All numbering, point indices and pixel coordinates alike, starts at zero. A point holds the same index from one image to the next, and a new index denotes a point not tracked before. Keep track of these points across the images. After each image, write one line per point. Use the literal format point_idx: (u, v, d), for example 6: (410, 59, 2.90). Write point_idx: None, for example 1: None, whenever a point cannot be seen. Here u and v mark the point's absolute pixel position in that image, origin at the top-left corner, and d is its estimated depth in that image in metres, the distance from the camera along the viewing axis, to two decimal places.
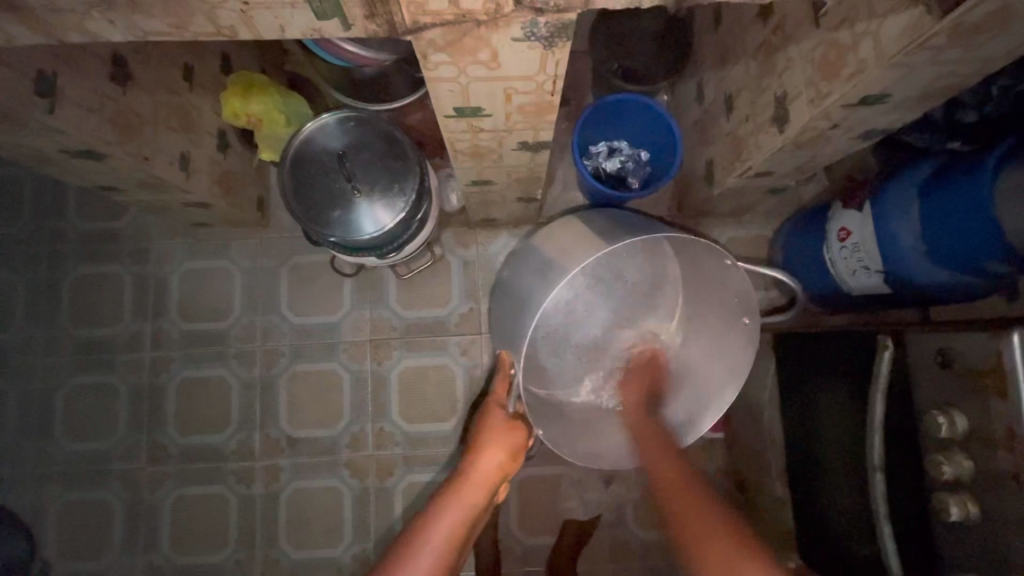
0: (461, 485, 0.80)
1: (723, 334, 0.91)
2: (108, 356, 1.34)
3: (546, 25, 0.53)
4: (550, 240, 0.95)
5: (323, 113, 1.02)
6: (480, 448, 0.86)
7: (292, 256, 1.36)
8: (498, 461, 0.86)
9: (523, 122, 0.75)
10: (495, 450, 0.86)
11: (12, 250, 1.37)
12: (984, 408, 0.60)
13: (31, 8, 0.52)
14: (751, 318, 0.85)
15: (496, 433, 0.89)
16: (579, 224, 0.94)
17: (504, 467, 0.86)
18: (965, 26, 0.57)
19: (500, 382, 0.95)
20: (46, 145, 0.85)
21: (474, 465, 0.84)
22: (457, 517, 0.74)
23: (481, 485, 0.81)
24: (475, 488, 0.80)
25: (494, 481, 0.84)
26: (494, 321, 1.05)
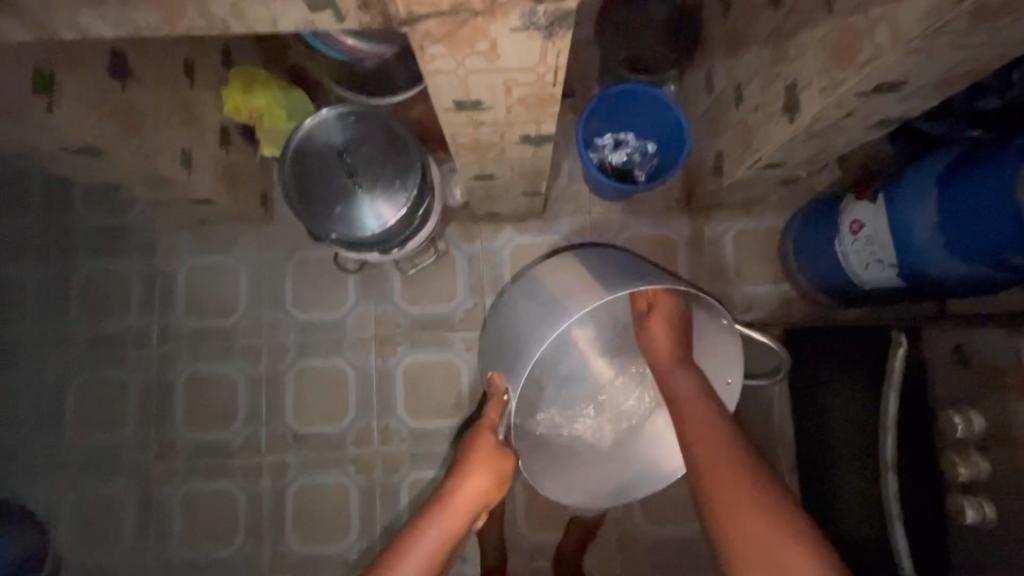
0: (440, 505, 0.80)
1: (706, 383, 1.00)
2: (118, 351, 1.36)
3: (545, 14, 0.51)
4: (553, 272, 0.95)
5: (323, 109, 1.01)
6: (465, 472, 0.83)
7: (296, 252, 1.36)
8: (485, 483, 0.83)
9: (525, 114, 0.73)
10: (481, 475, 0.83)
11: (23, 247, 1.38)
12: (1004, 407, 0.59)
13: (22, 4, 0.52)
14: (737, 375, 0.94)
15: (483, 461, 0.84)
16: (577, 264, 0.95)
17: (488, 490, 0.84)
18: (987, 8, 0.54)
19: (492, 405, 0.91)
20: (48, 142, 0.85)
21: (456, 487, 0.82)
22: (432, 549, 0.76)
23: (461, 512, 0.81)
24: (452, 515, 0.80)
25: (475, 507, 0.83)
26: (486, 344, 1.05)
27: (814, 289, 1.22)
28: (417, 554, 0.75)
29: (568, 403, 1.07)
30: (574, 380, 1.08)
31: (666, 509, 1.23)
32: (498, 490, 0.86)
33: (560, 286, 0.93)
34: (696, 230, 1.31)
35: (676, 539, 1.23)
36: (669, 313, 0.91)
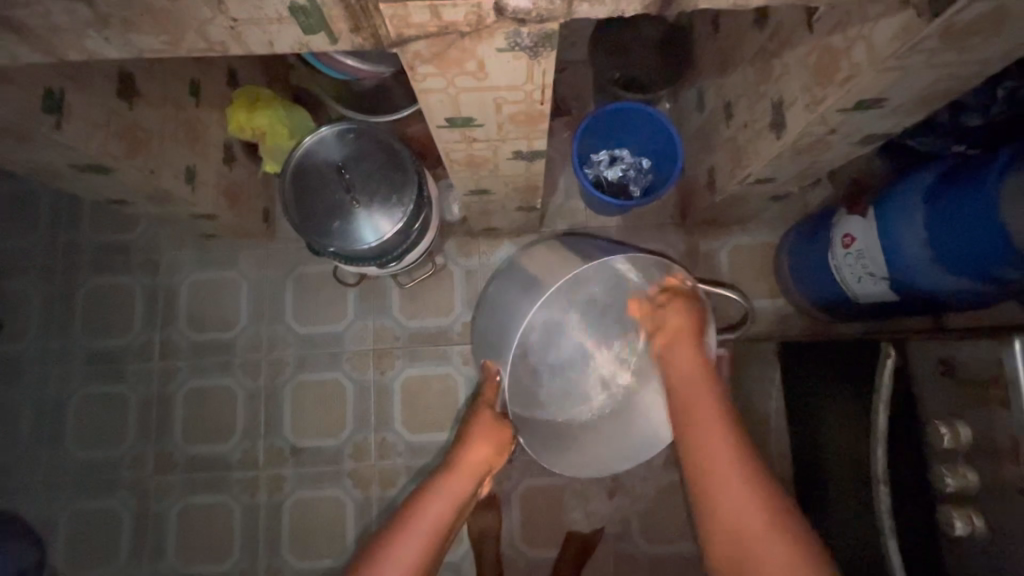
0: (449, 472, 0.88)
1: None
2: (119, 365, 1.37)
3: (529, 35, 0.53)
4: (532, 258, 1.00)
5: (322, 127, 1.04)
6: (472, 445, 0.91)
7: (297, 266, 1.38)
8: (489, 451, 0.92)
9: (516, 131, 0.75)
10: (487, 445, 0.92)
11: (29, 263, 1.41)
12: (990, 418, 0.59)
13: (33, 31, 0.54)
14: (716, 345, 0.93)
15: (488, 435, 0.93)
16: (555, 247, 1.01)
17: (491, 461, 0.92)
18: (957, 28, 0.56)
19: (488, 387, 0.99)
20: (56, 160, 0.88)
21: (463, 458, 0.90)
22: (444, 508, 0.83)
23: (466, 475, 0.88)
24: (460, 477, 0.88)
25: (480, 473, 0.90)
26: (481, 335, 1.08)
27: (809, 303, 1.23)
28: (432, 510, 0.81)
29: (563, 386, 1.07)
30: (555, 361, 1.07)
31: (665, 525, 1.22)
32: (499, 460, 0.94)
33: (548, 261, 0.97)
34: (691, 245, 1.33)
35: (675, 556, 1.21)
36: (683, 303, 0.87)
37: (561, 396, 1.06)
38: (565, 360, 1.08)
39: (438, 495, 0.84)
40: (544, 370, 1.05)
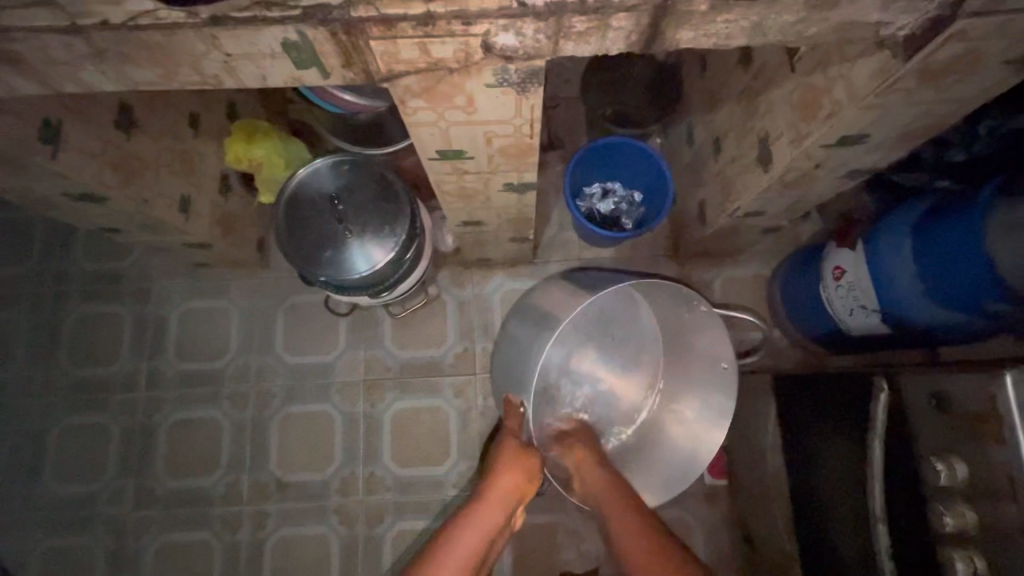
0: (485, 497, 0.83)
1: (705, 378, 0.98)
2: (103, 395, 1.35)
3: (516, 71, 0.55)
4: (543, 294, 1.00)
5: (317, 159, 1.05)
6: (515, 474, 0.85)
7: (289, 296, 1.38)
8: (528, 479, 0.85)
9: (507, 164, 0.76)
10: (527, 474, 0.86)
11: (19, 290, 1.40)
12: (985, 454, 0.58)
13: (30, 64, 0.55)
14: (730, 361, 0.92)
15: (528, 464, 0.86)
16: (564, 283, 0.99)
17: (528, 490, 0.86)
18: (930, 69, 0.58)
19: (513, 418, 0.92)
20: (49, 188, 0.88)
21: (502, 487, 0.83)
22: (476, 539, 0.79)
23: (496, 506, 0.82)
24: (496, 505, 0.82)
25: (510, 505, 0.84)
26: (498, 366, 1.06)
27: (802, 335, 1.23)
28: (464, 544, 0.77)
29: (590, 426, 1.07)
30: (581, 396, 1.08)
31: None
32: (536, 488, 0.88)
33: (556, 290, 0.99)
34: (684, 277, 1.33)
35: None
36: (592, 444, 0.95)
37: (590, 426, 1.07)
38: (589, 397, 1.08)
39: (474, 523, 0.80)
40: (570, 405, 1.07)
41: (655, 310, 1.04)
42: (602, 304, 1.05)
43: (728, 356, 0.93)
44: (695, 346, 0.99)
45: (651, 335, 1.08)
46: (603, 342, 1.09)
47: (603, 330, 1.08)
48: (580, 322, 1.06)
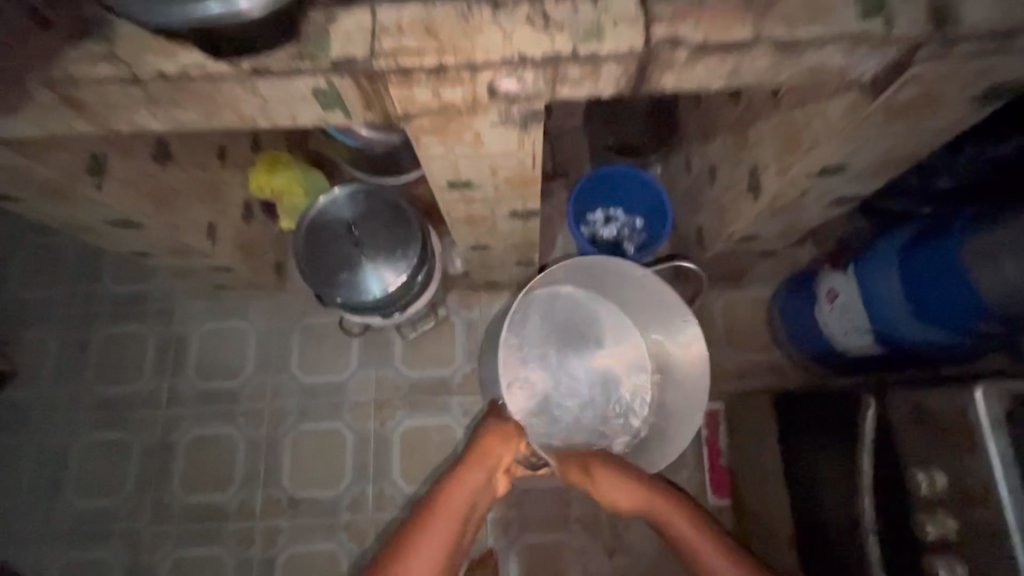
0: (463, 467, 0.88)
1: (674, 332, 1.07)
2: (125, 412, 1.40)
3: (518, 111, 0.61)
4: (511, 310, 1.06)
5: (335, 188, 1.12)
6: (487, 445, 0.91)
7: (305, 317, 1.44)
8: (501, 447, 0.91)
9: (512, 192, 0.82)
10: (500, 442, 0.91)
11: (51, 311, 1.47)
12: (960, 464, 0.61)
13: (91, 109, 0.63)
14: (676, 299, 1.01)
15: (498, 433, 0.92)
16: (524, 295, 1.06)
17: (501, 456, 0.91)
18: (896, 107, 0.64)
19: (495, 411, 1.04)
20: (91, 216, 0.96)
21: (477, 455, 0.90)
22: (463, 497, 0.85)
23: (481, 469, 0.88)
24: (473, 471, 0.88)
25: (493, 469, 0.90)
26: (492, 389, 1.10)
27: (803, 356, 1.25)
28: (446, 516, 0.82)
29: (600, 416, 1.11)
30: (590, 401, 1.12)
31: None
32: (509, 456, 0.93)
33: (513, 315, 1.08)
34: None
35: None
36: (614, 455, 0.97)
37: (609, 414, 1.12)
38: (585, 395, 1.12)
39: (455, 494, 0.84)
40: (584, 412, 1.11)
41: (600, 290, 1.12)
42: (552, 309, 1.12)
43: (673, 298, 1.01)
44: (654, 307, 1.08)
45: (609, 314, 1.14)
46: (579, 342, 1.14)
47: (565, 331, 1.13)
48: (543, 340, 1.12)
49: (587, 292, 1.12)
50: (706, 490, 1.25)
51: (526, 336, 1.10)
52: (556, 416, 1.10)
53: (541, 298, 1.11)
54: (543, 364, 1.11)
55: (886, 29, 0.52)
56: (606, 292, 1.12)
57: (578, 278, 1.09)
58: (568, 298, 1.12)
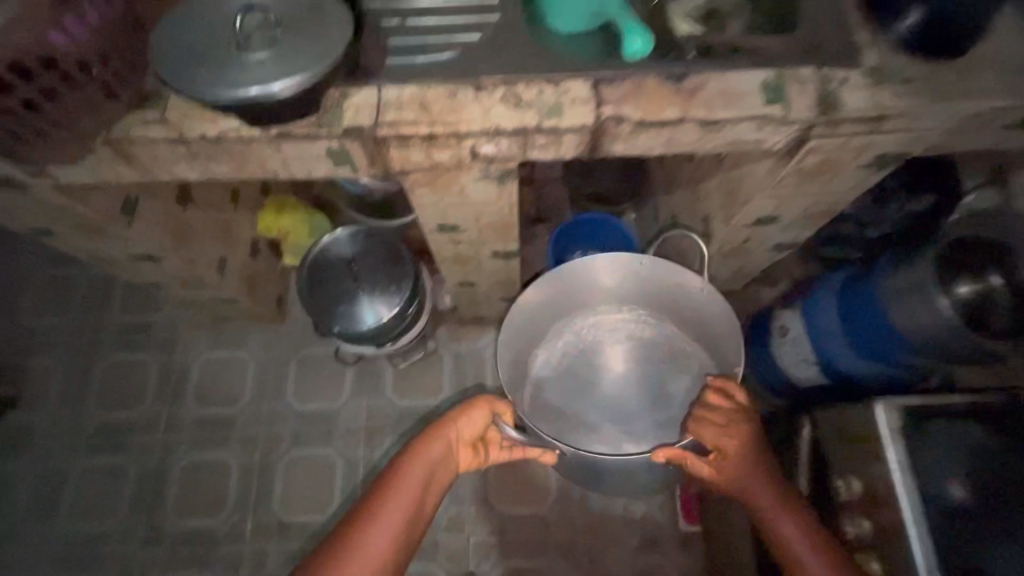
0: (422, 442, 0.87)
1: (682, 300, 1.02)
2: (124, 438, 1.46)
3: (495, 170, 0.74)
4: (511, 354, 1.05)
5: (338, 229, 1.24)
6: (449, 423, 0.91)
7: (302, 348, 1.53)
8: (462, 423, 0.92)
9: (493, 235, 0.95)
10: (462, 420, 0.92)
11: (59, 340, 1.55)
12: (869, 470, 0.71)
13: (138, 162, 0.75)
14: (643, 259, 1.00)
15: (460, 411, 0.92)
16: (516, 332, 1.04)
17: (461, 433, 0.92)
18: (806, 171, 0.77)
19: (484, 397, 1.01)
20: (118, 251, 1.07)
21: (438, 432, 0.90)
22: (421, 468, 0.84)
23: (439, 441, 0.88)
24: (432, 446, 0.87)
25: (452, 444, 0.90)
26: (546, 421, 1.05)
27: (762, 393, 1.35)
28: (406, 488, 0.80)
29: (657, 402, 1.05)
30: (648, 395, 1.06)
31: None
32: (467, 435, 0.93)
33: (514, 376, 1.05)
34: None
35: None
36: (731, 421, 0.80)
37: (668, 389, 1.06)
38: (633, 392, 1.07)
39: (415, 467, 0.83)
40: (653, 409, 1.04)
41: (571, 309, 1.11)
42: (553, 356, 1.10)
43: (639, 258, 1.01)
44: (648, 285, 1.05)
45: (596, 323, 1.12)
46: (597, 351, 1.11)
47: (571, 366, 1.10)
48: (565, 388, 1.08)
49: (562, 318, 1.11)
50: (678, 517, 1.29)
51: (547, 395, 1.07)
52: (637, 436, 1.02)
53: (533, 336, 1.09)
54: (586, 406, 1.06)
55: (784, 113, 0.67)
56: (577, 307, 1.11)
57: (544, 310, 1.08)
58: (554, 337, 1.11)
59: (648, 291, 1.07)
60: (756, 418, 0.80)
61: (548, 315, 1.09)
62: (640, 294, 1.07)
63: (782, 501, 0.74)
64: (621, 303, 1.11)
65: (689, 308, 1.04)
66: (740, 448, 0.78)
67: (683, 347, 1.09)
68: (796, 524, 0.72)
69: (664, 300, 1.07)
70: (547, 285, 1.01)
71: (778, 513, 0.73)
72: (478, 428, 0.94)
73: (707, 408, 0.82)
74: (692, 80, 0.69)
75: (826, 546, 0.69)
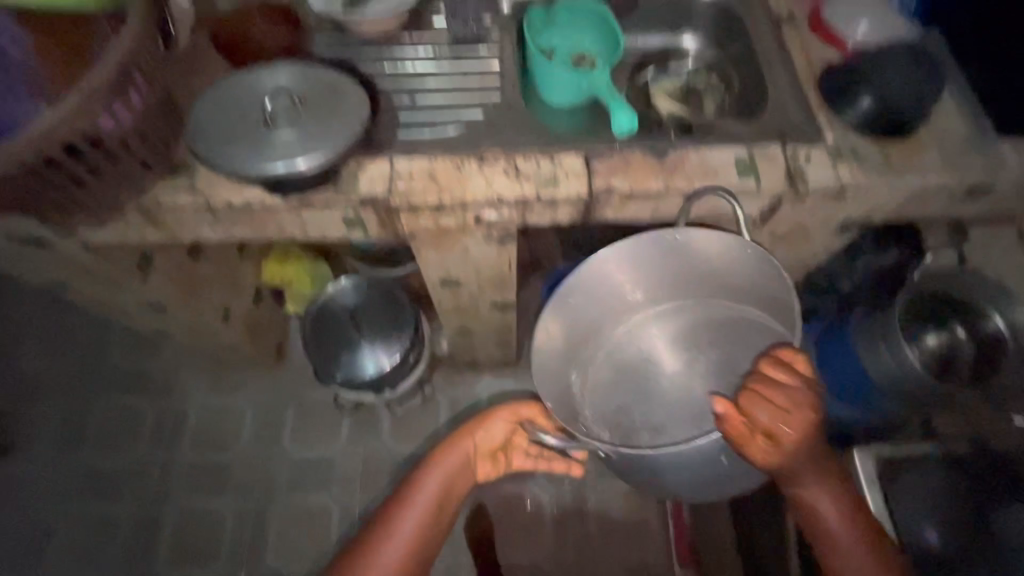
0: (444, 454, 0.87)
1: (722, 266, 0.79)
2: (117, 486, 1.45)
3: (497, 232, 0.81)
4: (543, 375, 0.79)
5: (341, 279, 1.29)
6: (470, 433, 0.90)
7: (300, 393, 1.54)
8: (484, 432, 0.91)
9: (492, 288, 1.00)
10: (483, 431, 0.91)
11: (56, 387, 1.56)
12: None
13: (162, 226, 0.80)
14: (682, 229, 0.75)
15: (482, 420, 0.90)
16: (544, 347, 0.80)
17: (482, 443, 0.91)
18: (779, 234, 0.85)
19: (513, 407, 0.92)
20: (129, 302, 1.11)
21: (460, 443, 0.89)
22: (437, 481, 0.85)
23: (456, 454, 0.88)
24: (452, 458, 0.88)
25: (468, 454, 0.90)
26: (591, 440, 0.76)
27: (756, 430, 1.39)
28: (423, 500, 0.84)
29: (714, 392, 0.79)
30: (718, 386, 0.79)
31: None
32: (488, 445, 0.93)
33: (554, 395, 0.79)
34: None
35: None
36: (795, 398, 0.67)
37: (738, 370, 0.79)
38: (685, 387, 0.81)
39: (434, 481, 0.85)
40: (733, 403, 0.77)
41: (596, 315, 0.84)
42: (590, 373, 0.85)
43: (671, 231, 0.75)
44: (682, 258, 0.80)
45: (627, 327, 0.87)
46: (637, 352, 0.85)
47: (613, 379, 0.85)
48: (615, 408, 0.82)
49: (586, 326, 0.85)
50: None
51: (599, 422, 0.81)
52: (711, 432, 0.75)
53: (557, 352, 0.82)
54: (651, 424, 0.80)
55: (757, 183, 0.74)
56: (602, 305, 0.84)
57: (564, 316, 0.81)
58: (585, 352, 0.86)
59: (694, 258, 0.79)
60: (819, 395, 0.68)
61: (570, 325, 0.83)
62: (675, 267, 0.81)
63: (824, 486, 0.71)
64: (652, 292, 0.85)
65: (747, 289, 0.81)
66: (802, 431, 0.66)
67: (740, 311, 0.83)
68: (836, 510, 0.71)
69: (709, 259, 0.79)
70: (573, 291, 0.80)
71: (821, 499, 0.72)
72: (500, 436, 0.93)
73: (765, 382, 0.68)
74: (675, 154, 0.76)
75: (863, 534, 0.71)
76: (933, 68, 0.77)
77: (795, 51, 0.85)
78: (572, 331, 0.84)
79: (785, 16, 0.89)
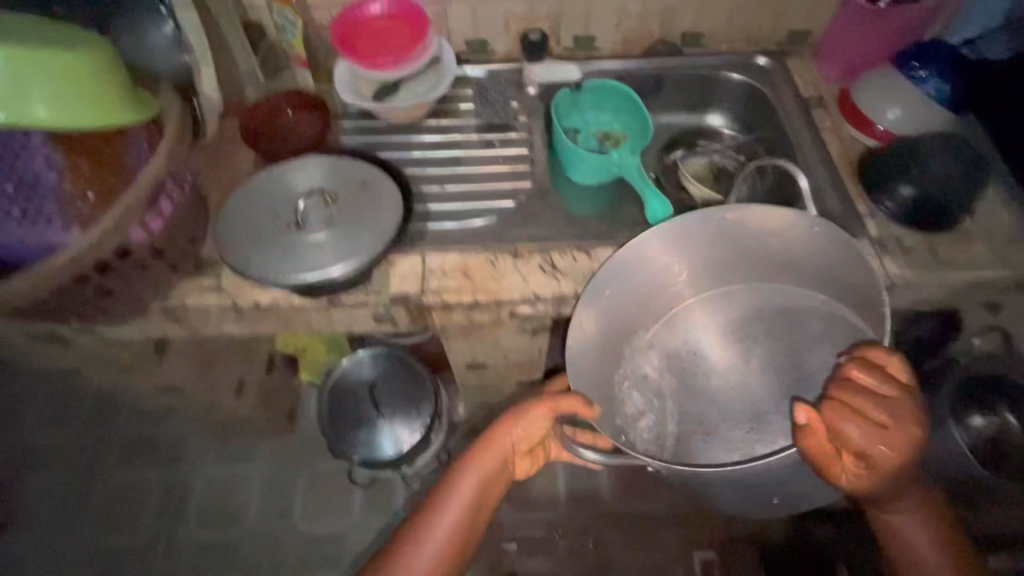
0: (470, 459, 0.72)
1: (781, 247, 0.71)
2: (119, 566, 1.38)
3: (530, 325, 0.78)
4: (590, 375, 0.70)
5: (359, 351, 1.26)
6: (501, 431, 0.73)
7: (312, 463, 1.49)
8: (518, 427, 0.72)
9: (520, 370, 0.97)
10: (517, 428, 0.72)
11: (59, 457, 1.51)
12: None
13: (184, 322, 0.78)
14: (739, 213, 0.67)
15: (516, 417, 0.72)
16: (594, 340, 0.70)
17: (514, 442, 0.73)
18: None
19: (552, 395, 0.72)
20: (142, 383, 1.07)
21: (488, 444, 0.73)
22: (471, 488, 0.70)
23: (491, 454, 0.72)
24: (486, 459, 0.72)
25: (504, 453, 0.73)
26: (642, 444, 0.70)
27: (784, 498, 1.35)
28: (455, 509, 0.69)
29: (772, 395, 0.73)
30: (773, 382, 0.73)
31: None
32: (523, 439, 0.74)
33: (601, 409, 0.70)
34: None
35: None
36: (888, 410, 0.56)
37: (801, 365, 0.72)
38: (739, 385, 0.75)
39: (460, 493, 0.70)
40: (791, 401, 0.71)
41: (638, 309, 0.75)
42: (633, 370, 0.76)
43: (725, 212, 0.67)
44: (739, 236, 0.71)
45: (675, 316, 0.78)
46: (677, 342, 0.78)
47: (658, 372, 0.77)
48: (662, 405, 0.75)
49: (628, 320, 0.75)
50: None
51: (646, 428, 0.73)
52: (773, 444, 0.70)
53: (602, 344, 0.72)
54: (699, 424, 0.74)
55: None
56: (648, 293, 0.75)
57: (605, 320, 0.72)
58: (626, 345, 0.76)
59: (755, 238, 0.71)
60: (921, 409, 0.57)
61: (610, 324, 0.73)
62: (732, 249, 0.73)
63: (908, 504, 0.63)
64: (705, 272, 0.76)
65: (813, 270, 0.72)
66: (898, 448, 0.56)
67: (801, 298, 0.74)
68: (928, 534, 0.63)
69: (769, 240, 0.70)
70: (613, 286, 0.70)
71: (909, 523, 0.63)
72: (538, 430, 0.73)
73: (856, 390, 0.57)
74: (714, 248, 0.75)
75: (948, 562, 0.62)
76: (977, 155, 0.73)
77: (827, 137, 0.86)
78: (614, 330, 0.74)
79: (812, 101, 0.89)
